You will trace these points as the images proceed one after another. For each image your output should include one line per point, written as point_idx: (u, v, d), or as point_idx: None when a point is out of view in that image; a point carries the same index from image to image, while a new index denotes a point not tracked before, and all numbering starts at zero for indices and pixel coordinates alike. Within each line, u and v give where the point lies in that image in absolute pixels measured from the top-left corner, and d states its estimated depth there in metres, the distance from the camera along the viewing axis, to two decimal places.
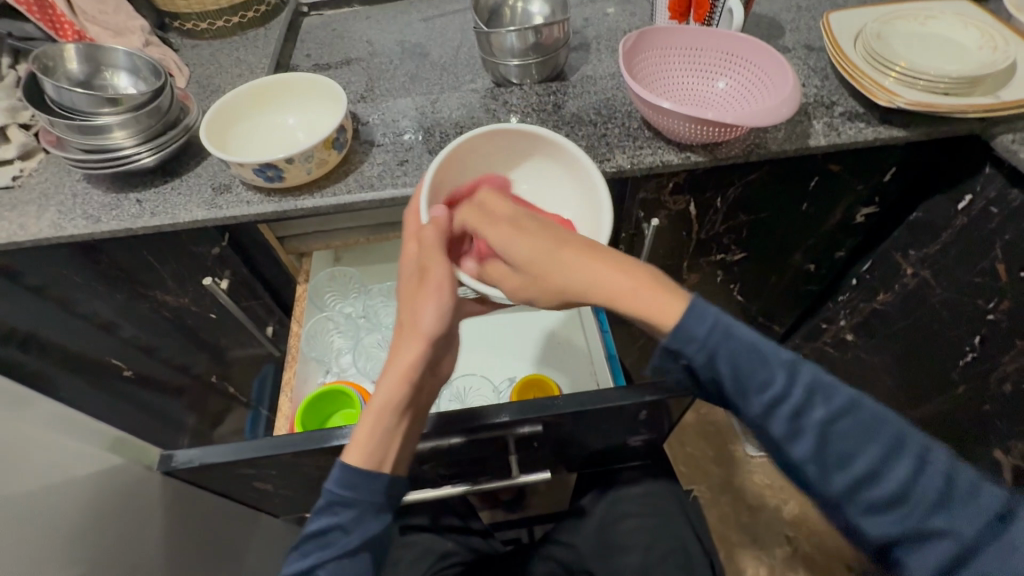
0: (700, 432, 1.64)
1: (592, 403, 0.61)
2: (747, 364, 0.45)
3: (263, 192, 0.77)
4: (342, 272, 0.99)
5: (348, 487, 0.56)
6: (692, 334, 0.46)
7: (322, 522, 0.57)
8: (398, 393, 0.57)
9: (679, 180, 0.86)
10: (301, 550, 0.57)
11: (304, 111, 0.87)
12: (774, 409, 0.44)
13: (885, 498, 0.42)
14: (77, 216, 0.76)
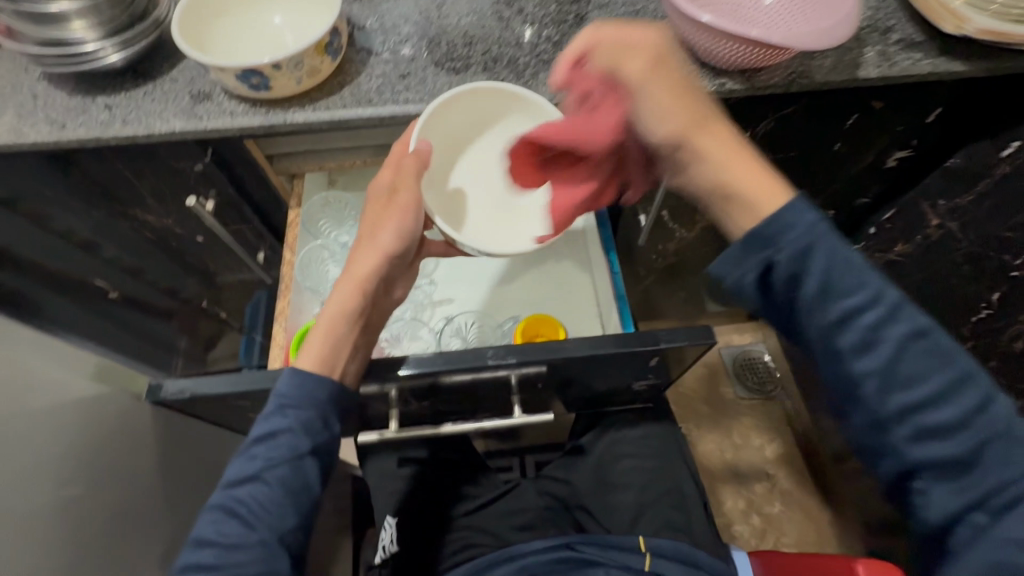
0: (693, 372, 1.65)
1: (602, 347, 0.58)
2: (834, 267, 0.45)
3: (248, 103, 0.69)
4: (337, 197, 0.92)
5: (298, 382, 0.56)
6: (790, 224, 0.46)
7: (272, 423, 0.55)
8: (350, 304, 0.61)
9: None
10: (248, 454, 0.56)
11: (291, 11, 0.76)
12: (848, 317, 0.45)
13: (939, 427, 0.44)
14: (40, 120, 0.68)
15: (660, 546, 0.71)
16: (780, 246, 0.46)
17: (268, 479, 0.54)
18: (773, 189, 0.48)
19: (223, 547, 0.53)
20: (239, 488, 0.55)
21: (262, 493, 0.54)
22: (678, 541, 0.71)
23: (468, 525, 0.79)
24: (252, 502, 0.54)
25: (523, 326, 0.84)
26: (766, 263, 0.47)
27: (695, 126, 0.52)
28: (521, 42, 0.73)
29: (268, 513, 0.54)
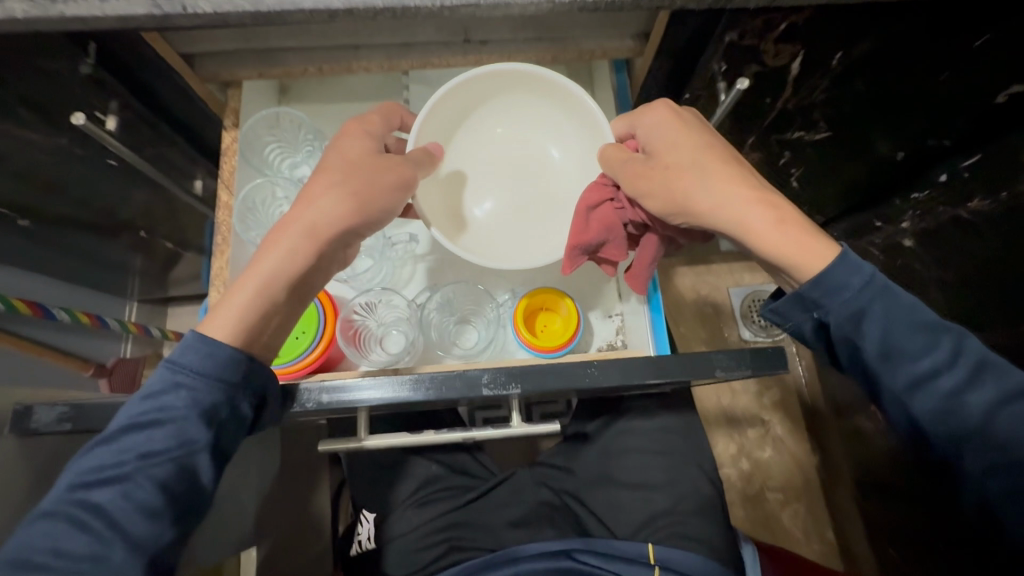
0: (698, 313, 1.40)
1: (638, 376, 0.43)
2: (896, 320, 0.47)
3: None
4: (288, 115, 0.71)
5: (201, 361, 0.49)
6: (847, 283, 0.48)
7: (162, 405, 0.48)
8: (290, 259, 0.51)
9: (796, 20, 0.57)
10: (120, 441, 0.48)
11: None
12: (910, 363, 0.47)
13: None
14: None
15: (669, 557, 0.63)
16: (842, 297, 0.48)
17: (142, 473, 0.46)
18: (814, 245, 0.49)
19: (63, 561, 0.43)
20: (99, 488, 0.46)
21: (129, 492, 0.46)
22: (690, 552, 0.64)
23: (454, 519, 0.70)
24: (117, 504, 0.46)
25: (527, 299, 0.67)
26: (822, 318, 0.50)
27: (710, 171, 0.52)
28: None
29: (132, 519, 0.46)
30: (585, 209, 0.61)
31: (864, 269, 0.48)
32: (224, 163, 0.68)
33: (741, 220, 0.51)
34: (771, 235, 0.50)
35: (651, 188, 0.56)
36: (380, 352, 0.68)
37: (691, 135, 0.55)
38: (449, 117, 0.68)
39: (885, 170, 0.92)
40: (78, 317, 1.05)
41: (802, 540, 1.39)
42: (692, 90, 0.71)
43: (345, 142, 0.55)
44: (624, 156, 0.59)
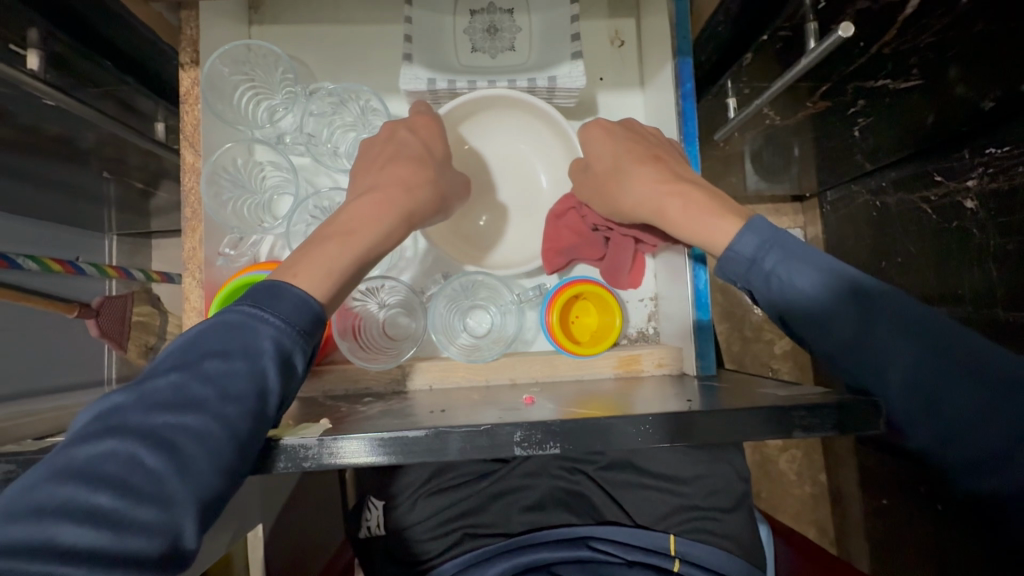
0: None
1: (685, 434, 0.41)
2: (884, 323, 0.43)
3: None
4: (262, 48, 0.58)
5: (295, 308, 0.42)
6: (742, 253, 0.47)
7: (249, 342, 0.40)
8: (378, 236, 0.49)
9: None
10: (201, 370, 0.39)
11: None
12: (897, 375, 0.43)
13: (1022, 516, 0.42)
14: None
15: (692, 552, 0.62)
16: (792, 281, 0.45)
17: (220, 412, 0.37)
18: (727, 223, 0.49)
19: (123, 505, 0.33)
20: (161, 421, 0.36)
21: (203, 431, 0.36)
22: (713, 548, 0.62)
23: (469, 507, 0.66)
24: (186, 446, 0.36)
25: (569, 293, 0.60)
26: (745, 288, 0.49)
27: (636, 170, 0.53)
28: None
29: (202, 467, 0.35)
30: (550, 218, 0.63)
31: (825, 272, 0.45)
32: (184, 112, 0.56)
33: (660, 204, 0.52)
34: (687, 223, 0.51)
35: (592, 194, 0.58)
36: (382, 336, 0.61)
37: (619, 142, 0.56)
38: (470, 110, 0.62)
39: (966, 124, 0.78)
40: (51, 266, 0.96)
41: (795, 482, 1.24)
42: (773, 32, 0.56)
43: (421, 135, 0.55)
44: (579, 168, 0.60)
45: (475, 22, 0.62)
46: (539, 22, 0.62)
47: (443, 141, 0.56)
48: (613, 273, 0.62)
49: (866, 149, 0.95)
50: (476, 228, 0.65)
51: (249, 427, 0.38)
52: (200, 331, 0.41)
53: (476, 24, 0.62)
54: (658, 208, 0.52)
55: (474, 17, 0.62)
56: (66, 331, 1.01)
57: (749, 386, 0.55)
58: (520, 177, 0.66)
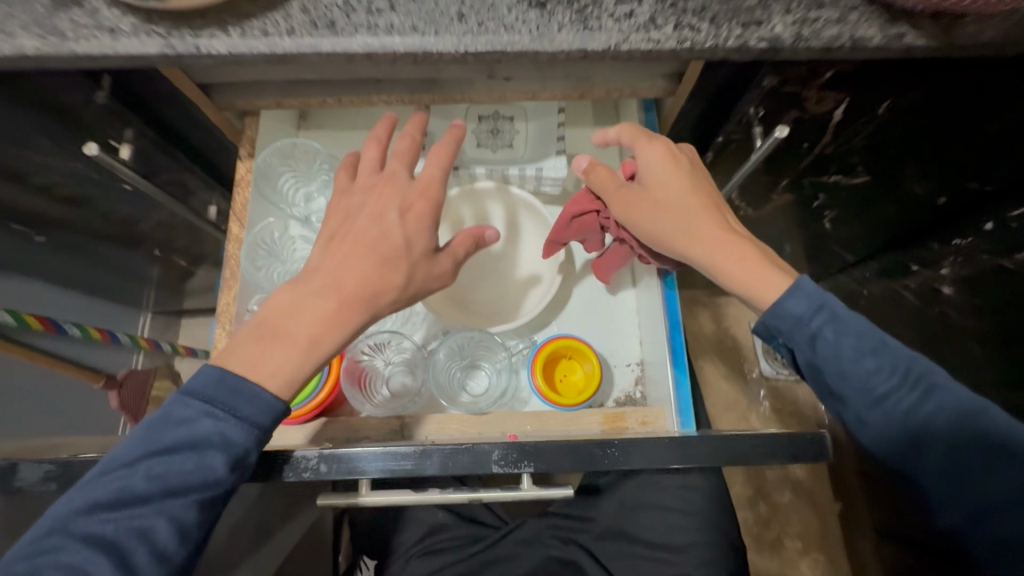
0: (717, 346, 1.28)
1: (657, 460, 0.43)
2: (920, 396, 0.46)
3: (140, 15, 0.43)
4: (307, 146, 0.71)
5: (247, 405, 0.44)
6: (793, 311, 0.48)
7: (198, 440, 0.43)
8: (330, 340, 0.48)
9: (842, 68, 0.53)
10: (153, 469, 0.43)
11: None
12: (944, 465, 0.47)
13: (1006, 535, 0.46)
14: None
15: None
16: (841, 363, 0.47)
17: (166, 510, 0.43)
18: (776, 278, 0.50)
19: None
20: (114, 519, 0.42)
21: (146, 534, 0.42)
22: None
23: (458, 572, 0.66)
24: (131, 543, 0.42)
25: (552, 346, 0.66)
26: (787, 346, 0.50)
27: (699, 225, 0.53)
28: None
29: (145, 566, 0.42)
30: (567, 215, 0.63)
31: (886, 364, 0.46)
32: (237, 195, 0.69)
33: (709, 256, 0.52)
34: (738, 270, 0.51)
35: (636, 214, 0.55)
36: (387, 395, 0.66)
37: (681, 176, 0.54)
38: (473, 198, 0.73)
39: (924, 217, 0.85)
40: (91, 333, 1.04)
41: None
42: (727, 134, 0.67)
43: (408, 228, 0.51)
44: (615, 179, 0.57)
45: (482, 125, 0.74)
46: (533, 129, 0.74)
47: (432, 232, 0.52)
48: (601, 273, 0.67)
49: (839, 238, 1.03)
50: (473, 302, 0.71)
51: (194, 518, 0.43)
52: (154, 422, 0.45)
53: (482, 127, 0.74)
54: (716, 255, 0.52)
55: (481, 121, 0.74)
56: (90, 399, 1.07)
57: None
58: (507, 256, 0.74)
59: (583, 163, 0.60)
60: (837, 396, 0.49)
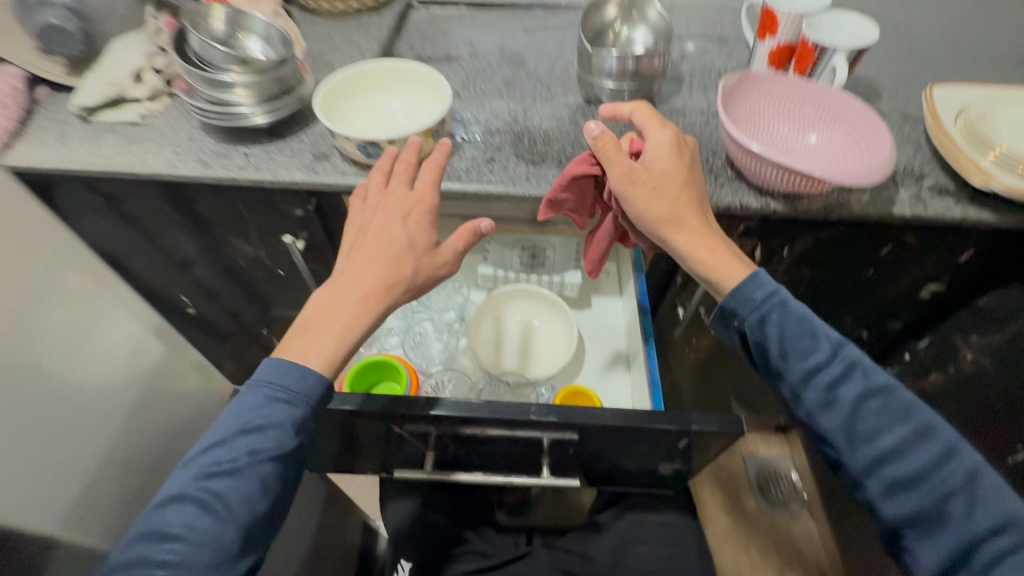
0: (715, 478, 1.46)
1: (638, 419, 0.64)
2: (831, 358, 0.62)
3: (358, 166, 0.81)
4: None
5: (296, 381, 0.60)
6: (750, 297, 0.65)
7: (268, 415, 0.59)
8: (366, 322, 0.64)
9: (750, 225, 0.87)
10: (236, 441, 0.58)
11: (405, 70, 0.86)
12: (861, 433, 0.60)
13: (899, 475, 0.58)
14: (191, 158, 0.81)
15: None
16: (785, 340, 0.63)
17: (249, 470, 0.57)
18: (737, 265, 0.68)
19: (192, 540, 0.54)
20: (212, 481, 0.57)
21: (240, 484, 0.57)
22: None
23: None
24: (228, 498, 0.56)
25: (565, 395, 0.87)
26: (740, 324, 0.66)
27: (683, 217, 0.70)
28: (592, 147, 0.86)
29: (240, 510, 0.56)
30: (565, 176, 0.76)
31: (824, 346, 0.62)
32: None
33: (687, 244, 0.69)
34: (708, 256, 0.69)
35: (635, 194, 0.70)
36: None
37: (676, 169, 0.70)
38: (507, 295, 0.99)
39: None
40: None
41: None
42: None
43: (410, 229, 0.67)
44: (621, 154, 0.70)
45: (522, 253, 1.02)
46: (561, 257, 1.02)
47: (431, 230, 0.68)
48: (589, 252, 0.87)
49: None
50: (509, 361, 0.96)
51: (271, 473, 0.58)
52: (234, 409, 0.60)
53: (523, 254, 1.02)
54: (691, 244, 0.69)
55: (522, 250, 1.02)
56: None
57: (701, 467, 0.75)
58: (534, 334, 0.98)
59: (595, 128, 0.70)
60: (779, 364, 0.64)
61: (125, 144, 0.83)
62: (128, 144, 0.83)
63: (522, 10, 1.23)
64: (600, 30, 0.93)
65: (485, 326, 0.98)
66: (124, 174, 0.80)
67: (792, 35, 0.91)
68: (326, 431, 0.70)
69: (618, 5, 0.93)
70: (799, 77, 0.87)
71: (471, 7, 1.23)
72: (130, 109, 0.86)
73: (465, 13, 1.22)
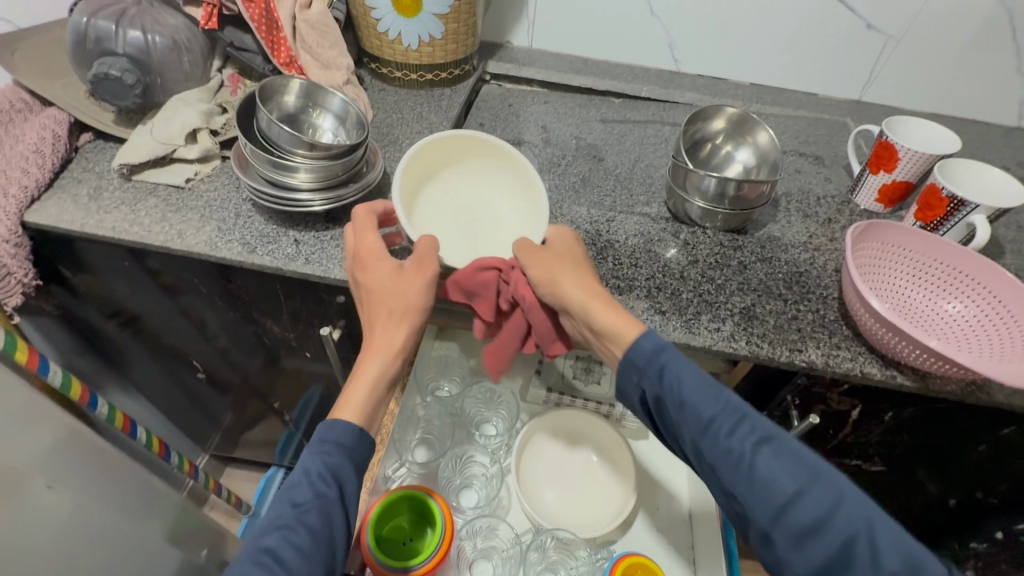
0: None
1: None
2: (718, 404, 0.54)
3: None
4: (450, 355, 0.92)
5: (329, 429, 0.57)
6: (641, 351, 0.58)
7: (309, 469, 0.55)
8: (392, 366, 0.62)
9: (857, 385, 0.76)
10: (284, 492, 0.54)
11: (521, 204, 0.78)
12: (765, 486, 0.49)
13: (804, 528, 0.47)
14: (235, 239, 0.72)
15: None
16: (680, 388, 0.55)
17: (300, 517, 0.52)
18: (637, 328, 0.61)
19: None
20: (275, 535, 0.51)
21: (290, 537, 0.51)
22: None
23: None
24: (278, 559, 0.50)
25: (624, 563, 0.73)
26: (642, 385, 0.59)
27: (581, 282, 0.64)
28: (683, 274, 0.76)
29: (294, 563, 0.50)
30: (474, 266, 0.66)
31: (718, 396, 0.54)
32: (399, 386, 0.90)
33: (587, 301, 0.62)
34: (606, 314, 0.61)
35: (538, 262, 0.66)
36: None
37: (578, 256, 0.69)
38: (556, 421, 0.87)
39: (940, 513, 0.99)
40: (182, 465, 1.14)
41: None
42: (770, 412, 0.86)
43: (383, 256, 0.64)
44: (532, 245, 0.68)
45: (576, 366, 0.90)
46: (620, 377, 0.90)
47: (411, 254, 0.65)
48: (495, 360, 0.73)
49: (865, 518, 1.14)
50: (551, 505, 0.82)
51: (320, 523, 0.52)
52: (289, 479, 0.55)
53: (577, 367, 0.90)
54: (590, 305, 0.62)
55: (576, 362, 0.91)
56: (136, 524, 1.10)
57: None
58: (585, 472, 0.85)
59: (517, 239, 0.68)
60: (679, 421, 0.55)
61: (164, 212, 0.74)
62: (168, 213, 0.74)
63: (597, 98, 1.17)
64: (698, 141, 0.85)
65: (528, 456, 0.85)
66: (156, 248, 0.71)
67: (913, 175, 0.82)
68: None
69: (726, 120, 0.85)
70: (923, 224, 0.77)
71: (545, 87, 1.17)
72: (178, 171, 0.78)
73: (539, 93, 1.16)
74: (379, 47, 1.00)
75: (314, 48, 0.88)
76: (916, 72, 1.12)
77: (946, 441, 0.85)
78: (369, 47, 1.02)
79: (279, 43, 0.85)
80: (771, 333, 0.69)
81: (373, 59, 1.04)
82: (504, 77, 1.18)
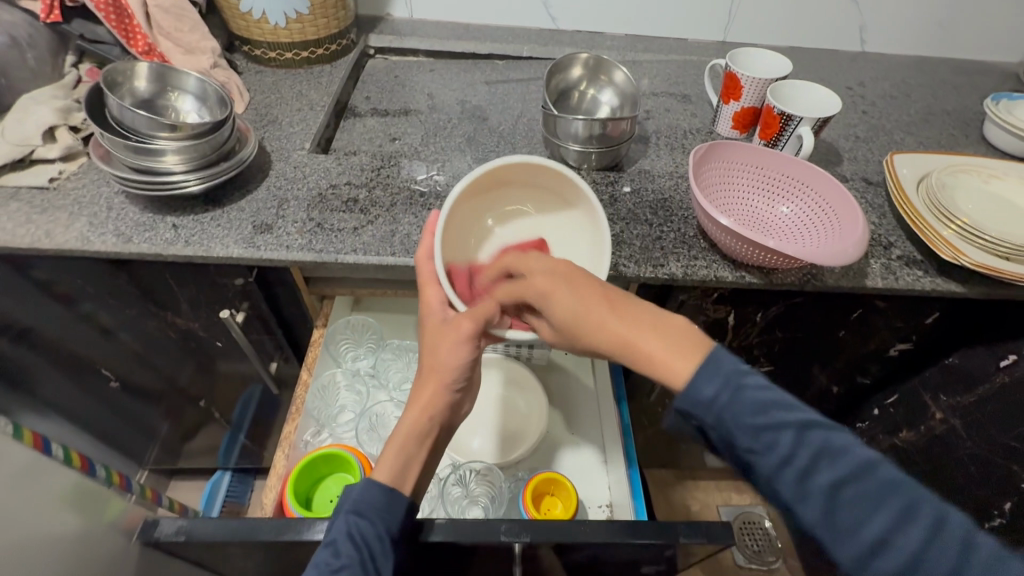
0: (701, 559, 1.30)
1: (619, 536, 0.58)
2: (791, 431, 0.44)
3: (306, 238, 0.73)
4: (363, 322, 0.94)
5: (373, 496, 0.55)
6: (700, 393, 0.47)
7: (347, 531, 0.52)
8: (421, 424, 0.60)
9: (723, 292, 0.85)
10: (320, 557, 0.51)
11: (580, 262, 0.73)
12: (852, 526, 0.41)
13: (898, 572, 0.40)
14: (108, 232, 0.71)
15: None
16: (739, 421, 0.45)
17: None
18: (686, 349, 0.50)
19: None
20: None
21: None
22: None
23: None
24: None
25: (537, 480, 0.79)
26: (691, 417, 0.48)
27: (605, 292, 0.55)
28: None
29: None
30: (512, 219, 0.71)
31: (788, 425, 0.44)
32: (309, 352, 0.89)
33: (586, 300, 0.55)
34: (631, 327, 0.53)
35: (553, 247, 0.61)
36: None
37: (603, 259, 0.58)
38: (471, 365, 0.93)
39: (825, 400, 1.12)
40: None
41: None
42: None
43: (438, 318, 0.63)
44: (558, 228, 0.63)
45: None
46: None
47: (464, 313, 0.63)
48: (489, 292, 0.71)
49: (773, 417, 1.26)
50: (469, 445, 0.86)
51: None
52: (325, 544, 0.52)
53: None
54: (611, 324, 0.53)
55: None
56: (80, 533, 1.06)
57: (687, 564, 0.67)
58: (497, 406, 0.90)
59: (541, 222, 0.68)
60: (749, 459, 0.46)
61: (28, 215, 0.72)
62: (32, 215, 0.72)
63: (482, 61, 1.20)
64: (564, 90, 0.91)
65: None
66: (23, 250, 0.69)
67: (756, 100, 0.90)
68: (265, 559, 0.60)
69: (584, 66, 0.91)
70: (765, 142, 0.86)
71: (430, 56, 1.19)
72: (40, 172, 0.76)
73: (424, 62, 1.18)
74: (247, 28, 0.99)
75: (173, 34, 0.86)
76: (767, 9, 1.21)
77: (814, 332, 0.96)
78: (238, 29, 1.00)
79: (133, 31, 0.84)
80: (636, 254, 0.76)
81: (245, 42, 1.02)
82: (389, 50, 1.18)
